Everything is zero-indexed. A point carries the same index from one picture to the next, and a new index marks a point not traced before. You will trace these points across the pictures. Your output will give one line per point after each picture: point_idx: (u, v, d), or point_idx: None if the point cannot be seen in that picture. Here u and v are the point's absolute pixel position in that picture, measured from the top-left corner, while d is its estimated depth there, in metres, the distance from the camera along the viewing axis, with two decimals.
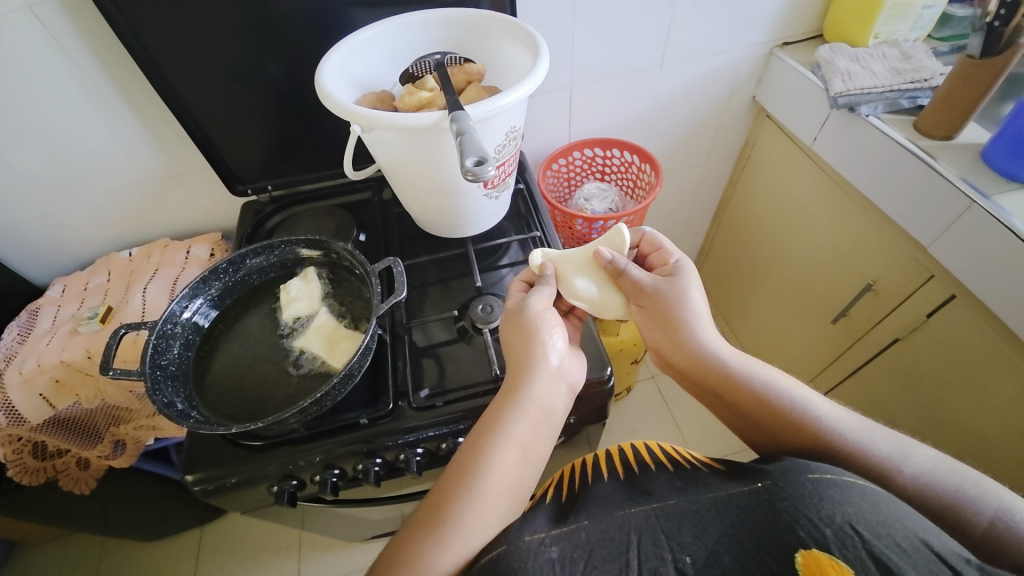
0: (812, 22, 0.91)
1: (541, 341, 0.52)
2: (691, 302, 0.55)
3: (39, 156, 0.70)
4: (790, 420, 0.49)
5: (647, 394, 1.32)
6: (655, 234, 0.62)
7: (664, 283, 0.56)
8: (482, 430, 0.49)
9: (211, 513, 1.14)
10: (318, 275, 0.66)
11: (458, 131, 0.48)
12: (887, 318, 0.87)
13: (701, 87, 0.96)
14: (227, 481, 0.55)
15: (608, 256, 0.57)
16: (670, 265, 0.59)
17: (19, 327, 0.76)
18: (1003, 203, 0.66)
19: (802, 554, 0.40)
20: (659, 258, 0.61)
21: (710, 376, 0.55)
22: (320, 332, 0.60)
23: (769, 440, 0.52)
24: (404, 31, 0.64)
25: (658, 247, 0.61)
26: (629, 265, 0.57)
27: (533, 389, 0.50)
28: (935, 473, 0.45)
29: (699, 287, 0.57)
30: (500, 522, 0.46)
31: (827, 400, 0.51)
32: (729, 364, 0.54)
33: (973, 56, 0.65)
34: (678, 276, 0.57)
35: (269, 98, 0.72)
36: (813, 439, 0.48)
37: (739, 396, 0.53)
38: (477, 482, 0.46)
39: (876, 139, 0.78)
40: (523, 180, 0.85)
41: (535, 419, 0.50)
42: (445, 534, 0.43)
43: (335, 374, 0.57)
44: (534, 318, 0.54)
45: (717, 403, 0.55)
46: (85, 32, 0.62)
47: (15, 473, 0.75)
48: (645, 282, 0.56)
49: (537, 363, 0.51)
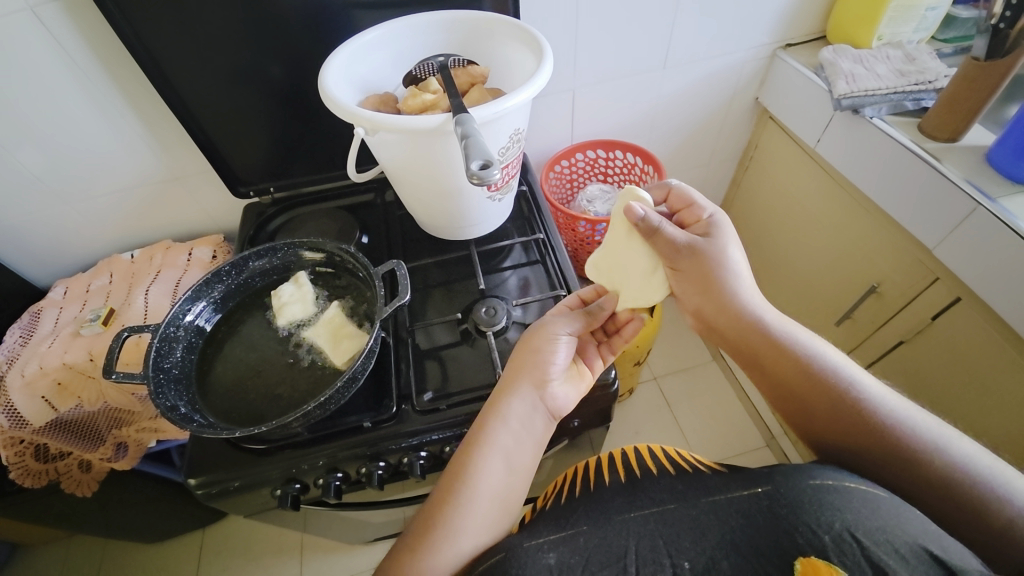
0: (815, 24, 0.91)
1: (531, 356, 0.53)
2: (730, 263, 0.54)
3: (41, 157, 0.70)
4: (824, 393, 0.49)
5: (650, 396, 1.32)
6: (684, 188, 0.59)
7: (698, 244, 0.53)
8: (470, 437, 0.49)
9: (212, 515, 1.14)
10: (309, 279, 0.66)
11: (463, 134, 0.48)
12: (891, 320, 0.87)
13: (703, 88, 0.96)
14: (229, 485, 0.54)
15: (640, 211, 0.53)
16: (704, 222, 0.55)
17: (22, 329, 0.76)
18: (1009, 206, 0.66)
19: (801, 561, 0.39)
20: (691, 213, 0.57)
21: (751, 340, 0.54)
22: (327, 325, 0.61)
23: (800, 415, 0.51)
24: (407, 33, 0.64)
25: (689, 203, 0.57)
26: (664, 223, 0.53)
27: (519, 399, 0.50)
28: (970, 461, 0.43)
29: (736, 243, 0.55)
30: (490, 529, 0.46)
31: (873, 379, 0.50)
32: (769, 329, 0.53)
33: (978, 58, 0.65)
34: (714, 235, 0.54)
35: (271, 99, 0.71)
36: (848, 421, 0.47)
37: (776, 365, 0.53)
38: (465, 490, 0.46)
39: (880, 142, 0.78)
40: (526, 182, 0.85)
41: (518, 428, 0.50)
42: (435, 539, 0.43)
43: (341, 372, 0.57)
44: (535, 335, 0.54)
45: (755, 369, 0.55)
46: (88, 34, 0.62)
47: (17, 476, 0.75)
48: (679, 243, 0.53)
49: (522, 374, 0.51)
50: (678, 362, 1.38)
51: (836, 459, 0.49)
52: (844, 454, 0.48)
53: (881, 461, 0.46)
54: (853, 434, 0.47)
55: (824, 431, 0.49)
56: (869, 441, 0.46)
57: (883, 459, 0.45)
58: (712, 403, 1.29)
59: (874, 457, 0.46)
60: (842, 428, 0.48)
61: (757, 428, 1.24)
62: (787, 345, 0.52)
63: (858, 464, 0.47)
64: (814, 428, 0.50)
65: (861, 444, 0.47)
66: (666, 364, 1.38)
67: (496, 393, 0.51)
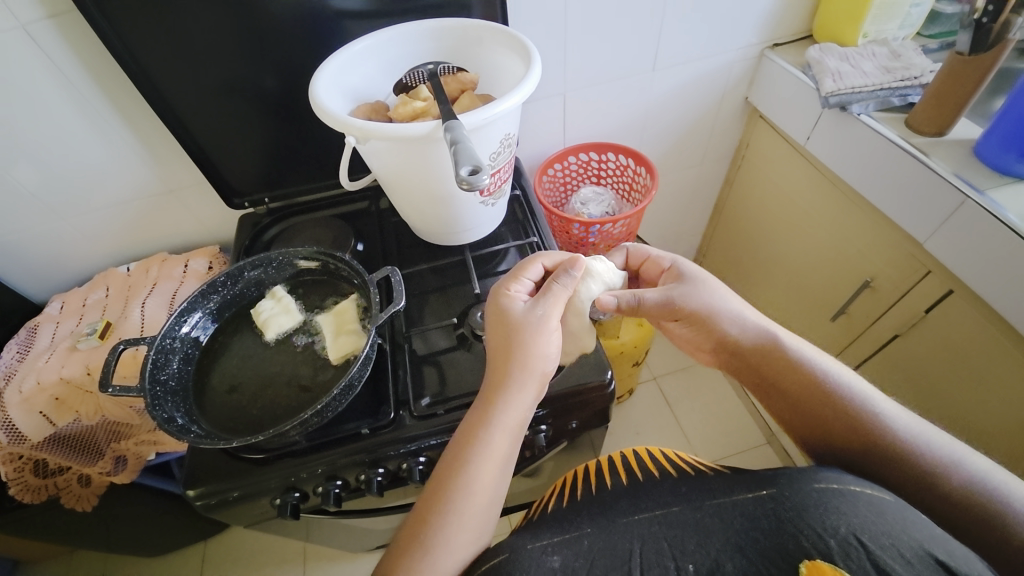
0: (802, 23, 0.92)
1: (524, 354, 0.49)
2: (716, 298, 0.57)
3: (36, 174, 0.71)
4: (844, 412, 0.49)
5: (650, 397, 1.32)
6: (639, 246, 0.66)
7: (687, 292, 0.57)
8: (461, 445, 0.46)
9: (214, 527, 1.13)
10: (286, 293, 0.66)
11: (453, 140, 0.49)
12: (886, 314, 0.88)
13: (694, 88, 0.97)
14: (228, 495, 0.55)
15: (615, 301, 0.56)
16: (669, 269, 0.61)
17: (18, 345, 0.76)
18: (997, 198, 0.66)
19: (806, 564, 0.39)
20: (654, 266, 0.64)
21: (766, 364, 0.54)
22: (330, 313, 0.63)
23: (818, 434, 0.50)
24: (398, 42, 0.65)
25: (646, 257, 0.65)
26: (639, 295, 0.57)
27: (514, 404, 0.48)
28: (984, 475, 0.43)
29: (714, 281, 0.58)
30: (484, 533, 0.46)
31: (886, 399, 0.50)
32: (788, 349, 0.53)
33: (962, 53, 0.66)
34: (688, 280, 0.58)
35: (264, 109, 0.72)
36: (868, 432, 0.47)
37: (791, 384, 0.52)
38: (460, 502, 0.44)
39: (869, 139, 0.79)
40: (519, 186, 0.85)
41: (512, 432, 0.48)
42: (433, 554, 0.42)
43: (353, 353, 0.59)
44: (526, 329, 0.50)
45: (771, 395, 0.54)
46: (80, 51, 0.62)
47: (16, 492, 0.75)
48: (670, 299, 0.56)
49: (525, 381, 0.49)
50: (677, 361, 1.38)
51: (841, 462, 0.49)
52: (850, 456, 0.48)
53: (901, 472, 0.45)
54: (861, 443, 0.47)
55: (854, 446, 0.48)
56: (890, 456, 0.45)
57: (897, 470, 0.45)
58: (712, 402, 1.29)
59: (893, 471, 0.45)
60: (862, 443, 0.47)
61: (757, 425, 1.24)
62: (807, 367, 0.52)
63: (870, 475, 0.47)
64: (823, 441, 0.50)
65: (874, 463, 0.46)
66: (665, 364, 1.38)
67: (495, 395, 0.48)
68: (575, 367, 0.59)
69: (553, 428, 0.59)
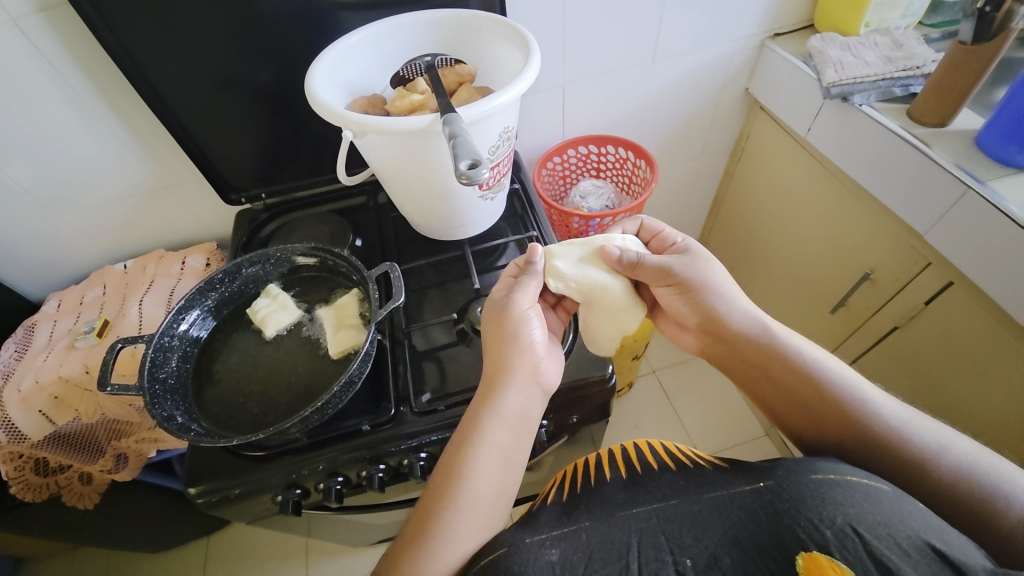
0: (803, 12, 0.91)
1: (511, 343, 0.51)
2: (711, 280, 0.56)
3: (29, 170, 0.70)
4: (835, 405, 0.48)
5: (650, 390, 1.32)
6: (654, 220, 0.64)
7: (688, 264, 0.56)
8: (460, 438, 0.47)
9: (215, 523, 1.14)
10: (281, 290, 0.65)
11: (452, 134, 0.48)
12: (885, 305, 0.88)
13: (694, 79, 0.96)
14: (230, 492, 0.54)
15: (616, 251, 0.58)
16: (678, 246, 0.60)
17: (16, 344, 0.76)
18: (998, 189, 0.66)
19: (802, 556, 0.39)
20: (662, 243, 0.62)
21: (759, 355, 0.53)
22: (329, 310, 0.62)
23: (812, 430, 0.50)
24: (394, 34, 0.64)
25: (659, 232, 0.63)
26: (641, 254, 0.57)
27: (507, 393, 0.49)
28: (971, 460, 0.43)
29: (713, 262, 0.57)
30: (490, 525, 0.45)
31: (871, 384, 0.50)
32: (779, 340, 0.53)
33: (965, 42, 0.65)
34: (694, 255, 0.57)
35: (259, 103, 0.71)
36: (859, 427, 0.47)
37: (784, 376, 0.52)
38: (460, 492, 0.44)
39: (870, 130, 0.78)
40: (518, 180, 0.84)
41: (510, 422, 0.48)
42: (435, 547, 0.42)
43: (354, 350, 0.58)
44: (508, 318, 0.52)
45: (764, 387, 0.54)
46: (70, 45, 0.61)
47: (17, 490, 0.75)
48: (669, 265, 0.56)
49: (515, 369, 0.50)
50: (677, 354, 1.38)
51: (834, 454, 0.48)
52: (844, 449, 0.48)
53: (888, 466, 0.45)
54: (852, 437, 0.47)
55: (845, 440, 0.47)
56: (879, 448, 0.45)
57: (887, 462, 0.45)
58: (711, 394, 1.30)
59: (883, 464, 0.45)
60: (852, 436, 0.47)
61: (756, 417, 1.24)
62: (798, 358, 0.52)
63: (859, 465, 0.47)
64: (815, 434, 0.50)
65: (865, 454, 0.46)
66: (665, 357, 1.38)
67: (490, 385, 0.49)
68: (575, 362, 0.59)
69: (553, 422, 0.59)
